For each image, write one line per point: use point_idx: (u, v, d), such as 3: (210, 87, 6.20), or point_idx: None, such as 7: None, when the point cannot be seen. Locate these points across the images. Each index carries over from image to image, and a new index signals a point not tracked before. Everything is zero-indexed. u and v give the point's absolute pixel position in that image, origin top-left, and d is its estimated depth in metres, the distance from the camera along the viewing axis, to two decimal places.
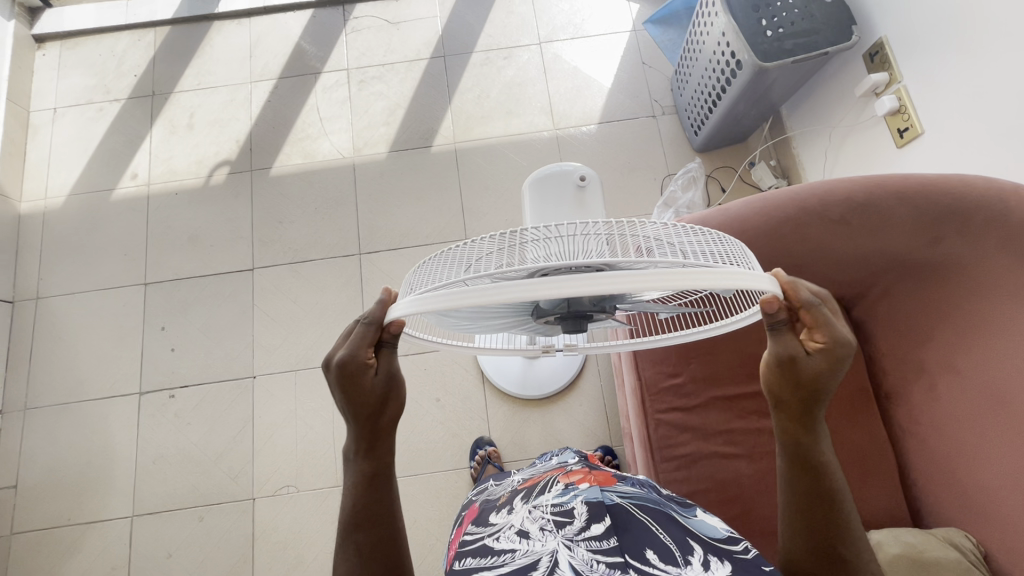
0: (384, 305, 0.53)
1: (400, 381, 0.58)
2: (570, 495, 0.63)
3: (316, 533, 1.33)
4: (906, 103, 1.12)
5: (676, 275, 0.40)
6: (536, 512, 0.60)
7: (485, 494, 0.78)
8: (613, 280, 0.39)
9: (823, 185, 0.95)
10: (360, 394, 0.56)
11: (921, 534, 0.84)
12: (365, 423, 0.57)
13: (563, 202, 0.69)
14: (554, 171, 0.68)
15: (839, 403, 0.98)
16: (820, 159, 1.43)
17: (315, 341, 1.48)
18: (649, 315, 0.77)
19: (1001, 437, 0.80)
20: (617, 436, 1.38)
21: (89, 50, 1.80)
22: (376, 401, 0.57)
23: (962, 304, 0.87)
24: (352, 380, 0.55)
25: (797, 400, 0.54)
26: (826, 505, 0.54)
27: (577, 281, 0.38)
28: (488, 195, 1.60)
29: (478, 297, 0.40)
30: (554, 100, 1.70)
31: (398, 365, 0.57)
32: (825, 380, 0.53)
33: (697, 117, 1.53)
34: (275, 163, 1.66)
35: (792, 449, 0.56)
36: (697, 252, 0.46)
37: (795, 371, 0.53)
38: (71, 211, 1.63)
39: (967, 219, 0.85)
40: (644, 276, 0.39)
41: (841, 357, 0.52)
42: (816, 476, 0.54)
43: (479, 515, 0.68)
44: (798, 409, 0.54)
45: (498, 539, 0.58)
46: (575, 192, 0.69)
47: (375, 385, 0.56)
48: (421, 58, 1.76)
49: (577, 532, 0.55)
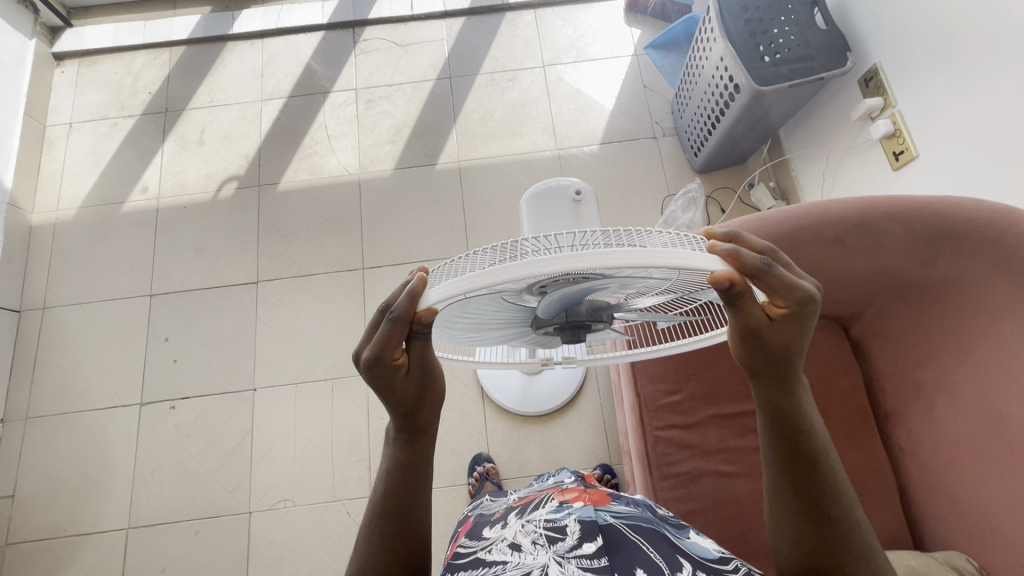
0: (413, 301, 0.48)
1: (434, 372, 0.56)
2: (564, 513, 0.63)
3: (312, 548, 1.31)
4: (901, 127, 1.15)
5: (660, 253, 0.42)
6: (529, 527, 0.61)
7: (481, 510, 0.78)
8: (605, 255, 0.41)
9: (818, 206, 0.96)
10: (395, 391, 0.54)
11: (923, 558, 0.81)
12: (402, 416, 0.57)
13: (560, 216, 0.70)
14: (551, 186, 0.70)
15: (838, 423, 0.98)
16: (818, 181, 1.46)
17: (317, 355, 1.49)
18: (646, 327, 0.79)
19: (1001, 458, 0.80)
20: (616, 455, 1.38)
21: (105, 67, 1.86)
22: (411, 397, 0.55)
23: (959, 324, 0.87)
24: (385, 378, 0.53)
25: (770, 368, 0.53)
26: (812, 471, 0.53)
27: (572, 256, 0.41)
28: (490, 212, 1.62)
29: (479, 281, 0.43)
30: (557, 121, 1.74)
31: (430, 355, 0.55)
32: (794, 344, 0.51)
33: (697, 139, 1.57)
34: (283, 178, 1.70)
35: (772, 417, 0.54)
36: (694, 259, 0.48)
37: (764, 341, 0.51)
38: (81, 223, 1.66)
39: (961, 239, 0.86)
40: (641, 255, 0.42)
41: (804, 315, 0.50)
42: (798, 442, 0.53)
43: (474, 529, 0.68)
44: (772, 375, 0.53)
45: (491, 552, 0.58)
46: (570, 206, 0.70)
47: (408, 383, 0.54)
48: (428, 79, 1.81)
49: (568, 549, 0.55)
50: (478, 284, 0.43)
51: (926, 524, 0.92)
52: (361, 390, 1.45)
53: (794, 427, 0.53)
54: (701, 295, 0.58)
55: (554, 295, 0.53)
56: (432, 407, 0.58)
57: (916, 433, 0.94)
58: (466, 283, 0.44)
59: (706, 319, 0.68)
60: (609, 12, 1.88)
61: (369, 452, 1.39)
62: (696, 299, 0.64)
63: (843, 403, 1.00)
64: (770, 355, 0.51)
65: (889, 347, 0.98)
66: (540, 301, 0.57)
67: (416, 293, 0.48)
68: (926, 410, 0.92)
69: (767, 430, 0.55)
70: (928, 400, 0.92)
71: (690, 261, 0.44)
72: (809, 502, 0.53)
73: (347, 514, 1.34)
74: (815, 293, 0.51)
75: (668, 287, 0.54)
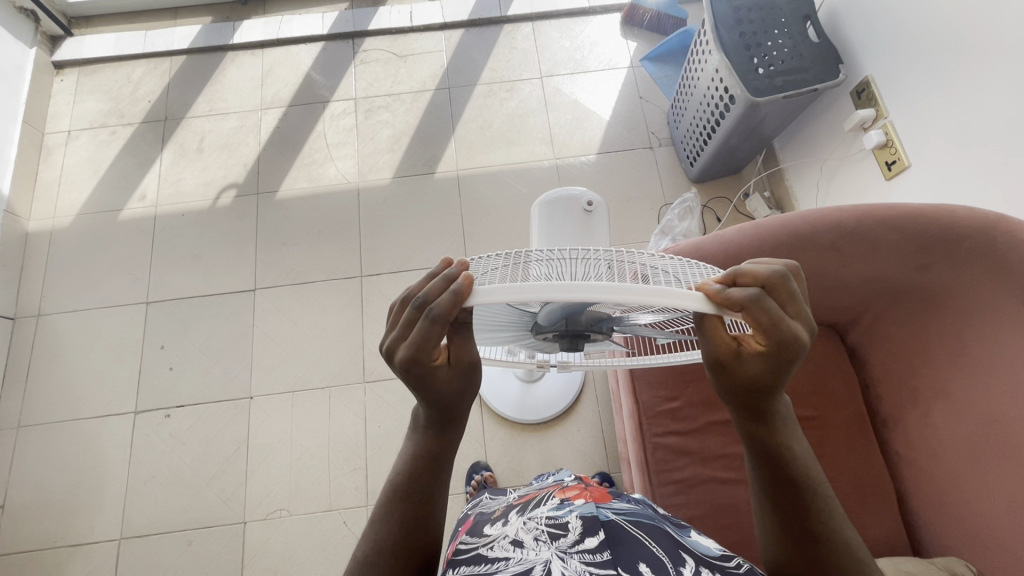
0: (456, 303, 0.46)
1: (476, 367, 0.57)
2: (565, 509, 0.63)
3: (307, 560, 1.30)
4: (893, 137, 1.17)
5: (660, 293, 0.41)
6: (530, 524, 0.61)
7: (480, 509, 0.78)
8: (602, 291, 0.41)
9: (814, 212, 0.97)
10: (436, 384, 0.55)
11: (921, 563, 0.82)
12: (437, 409, 0.58)
13: (570, 223, 0.71)
14: (563, 195, 0.72)
15: (836, 430, 0.99)
16: (813, 191, 1.48)
17: (314, 362, 1.49)
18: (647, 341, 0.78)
19: (996, 463, 0.81)
20: (614, 462, 1.37)
21: (105, 76, 1.87)
22: (450, 388, 0.56)
23: (953, 331, 0.88)
24: (419, 374, 0.53)
25: (746, 400, 0.54)
26: (793, 495, 0.54)
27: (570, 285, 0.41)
28: (489, 221, 1.63)
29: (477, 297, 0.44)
30: (555, 131, 1.75)
31: (473, 350, 0.55)
32: (769, 380, 0.52)
33: (693, 149, 1.59)
34: (282, 186, 1.70)
35: (752, 445, 0.56)
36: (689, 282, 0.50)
37: (738, 373, 0.52)
38: (79, 230, 1.66)
39: (954, 245, 0.87)
40: (628, 291, 0.40)
41: (784, 357, 0.49)
42: (777, 468, 0.54)
43: (474, 527, 0.68)
44: (752, 406, 0.54)
45: (492, 548, 0.58)
46: (581, 215, 0.72)
47: (447, 376, 0.55)
48: (427, 89, 1.83)
49: (571, 544, 0.55)
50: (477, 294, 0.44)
51: (925, 530, 0.92)
52: (358, 398, 1.45)
53: (773, 453, 0.54)
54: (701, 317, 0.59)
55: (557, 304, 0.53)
56: (468, 401, 0.59)
57: (913, 438, 0.94)
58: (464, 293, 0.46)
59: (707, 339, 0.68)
60: (607, 24, 1.91)
61: (367, 461, 1.38)
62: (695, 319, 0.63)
63: (841, 410, 1.00)
64: (740, 387, 0.53)
65: (886, 352, 0.99)
66: (542, 307, 0.57)
67: (460, 293, 0.45)
68: (922, 416, 0.93)
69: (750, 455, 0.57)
70: (925, 406, 0.92)
71: (694, 300, 0.43)
72: (792, 528, 0.54)
73: (344, 523, 1.33)
74: (803, 334, 0.49)
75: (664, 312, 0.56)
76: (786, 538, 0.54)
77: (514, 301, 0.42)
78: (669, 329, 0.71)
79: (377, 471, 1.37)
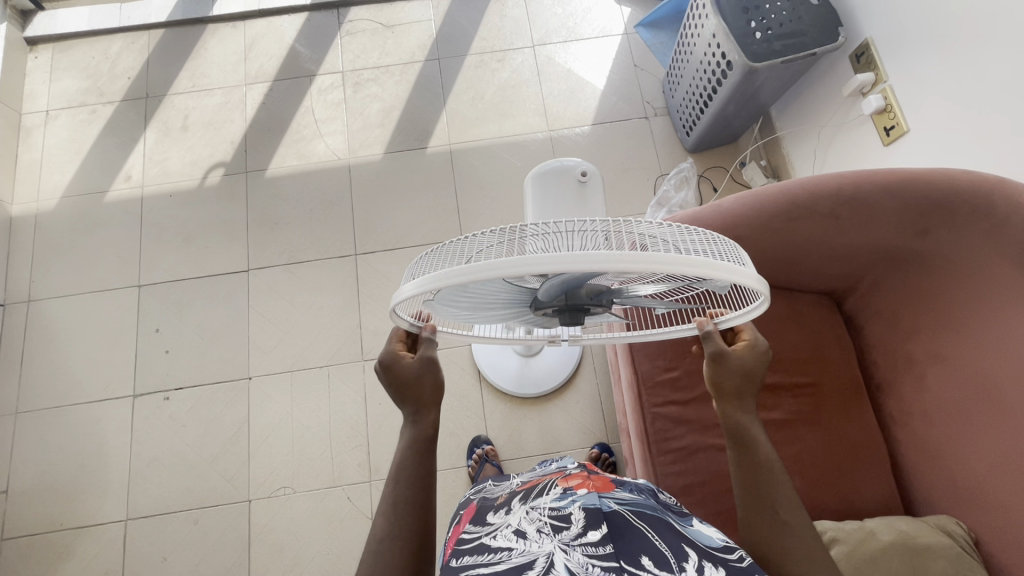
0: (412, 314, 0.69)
1: (434, 360, 0.65)
2: (568, 500, 0.63)
3: (313, 536, 1.32)
4: (892, 102, 1.15)
5: (661, 261, 0.45)
6: (534, 514, 0.61)
7: (483, 493, 0.79)
8: (608, 262, 0.43)
9: (813, 179, 0.96)
10: (394, 374, 0.65)
11: (914, 522, 0.87)
12: (409, 399, 0.65)
13: (566, 196, 0.71)
14: (554, 168, 0.70)
15: (832, 396, 1.00)
16: (810, 158, 1.47)
17: (312, 341, 1.48)
18: (647, 311, 0.78)
19: (989, 426, 0.83)
20: (614, 433, 1.40)
21: (81, 52, 1.80)
22: (407, 377, 0.64)
23: (950, 299, 0.89)
24: (389, 367, 0.65)
25: (732, 386, 0.63)
26: (766, 477, 0.60)
27: (577, 257, 0.43)
28: (483, 195, 1.61)
29: (480, 276, 0.45)
30: (548, 102, 1.72)
31: (433, 349, 0.65)
32: (748, 372, 0.63)
33: (688, 118, 1.56)
34: (271, 164, 1.66)
35: (733, 428, 0.63)
36: (691, 249, 0.49)
37: (729, 362, 0.62)
38: (64, 214, 1.62)
39: (953, 210, 0.87)
40: (633, 260, 0.44)
41: (759, 356, 0.64)
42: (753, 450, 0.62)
43: (477, 513, 0.69)
44: (733, 393, 0.63)
45: (496, 538, 0.59)
46: (576, 186, 0.71)
47: (409, 365, 0.64)
48: (416, 61, 1.78)
49: (573, 537, 0.56)
50: (480, 276, 0.45)
51: (919, 493, 0.94)
52: (357, 376, 1.45)
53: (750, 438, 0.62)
54: (701, 285, 0.58)
55: (557, 279, 0.53)
56: (433, 394, 0.66)
57: (907, 403, 0.96)
58: (461, 273, 0.46)
59: (709, 305, 0.69)
60: None
61: (368, 438, 1.39)
62: (695, 287, 0.63)
63: (837, 377, 1.01)
64: (730, 373, 0.62)
65: (884, 318, 0.99)
66: (541, 283, 0.57)
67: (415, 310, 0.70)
68: (917, 381, 0.94)
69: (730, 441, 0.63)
70: (918, 371, 0.94)
71: (689, 265, 0.46)
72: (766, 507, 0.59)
73: (347, 499, 1.34)
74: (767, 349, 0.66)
75: (663, 277, 0.56)
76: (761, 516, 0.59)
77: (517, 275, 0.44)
78: (669, 298, 0.71)
79: (380, 448, 1.38)
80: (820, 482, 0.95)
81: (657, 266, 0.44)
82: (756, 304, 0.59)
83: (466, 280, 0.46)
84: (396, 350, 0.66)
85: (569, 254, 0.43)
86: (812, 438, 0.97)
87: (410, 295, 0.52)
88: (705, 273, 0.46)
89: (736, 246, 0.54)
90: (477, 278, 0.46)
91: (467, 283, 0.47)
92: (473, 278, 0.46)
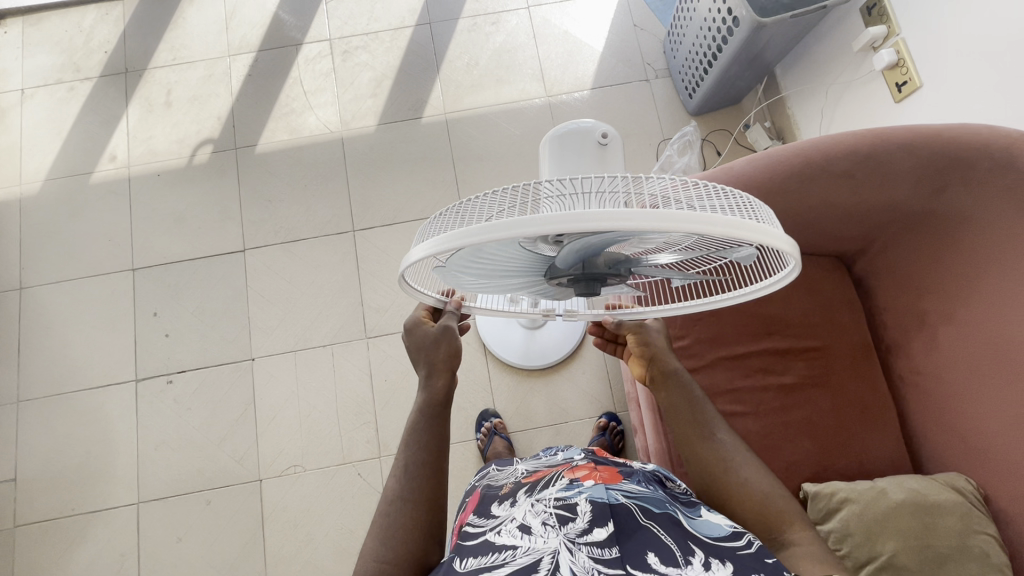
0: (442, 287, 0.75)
1: (450, 332, 0.69)
2: (575, 490, 0.64)
3: (326, 512, 1.33)
4: (905, 56, 1.11)
5: (683, 219, 0.42)
6: (538, 507, 0.62)
7: (488, 479, 0.79)
8: (625, 218, 0.41)
9: (828, 139, 0.94)
10: (416, 336, 0.69)
11: (923, 479, 0.88)
12: (424, 367, 0.69)
13: (585, 158, 0.70)
14: (575, 127, 0.69)
15: (844, 359, 1.00)
16: (816, 118, 1.43)
17: (314, 321, 1.46)
18: (665, 284, 0.77)
19: (1003, 382, 0.83)
20: (621, 402, 1.40)
21: (53, 26, 1.71)
22: (427, 339, 0.69)
23: (967, 255, 0.88)
24: (411, 329, 0.70)
25: (654, 352, 0.72)
26: (703, 416, 0.68)
27: (593, 214, 0.41)
28: (482, 166, 1.57)
29: (490, 236, 0.43)
30: (546, 66, 1.66)
31: (452, 322, 0.69)
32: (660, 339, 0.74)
33: (692, 79, 1.51)
34: (261, 140, 1.61)
35: (672, 382, 0.70)
36: (717, 207, 0.46)
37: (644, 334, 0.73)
38: (50, 198, 1.57)
39: (972, 166, 0.85)
40: (654, 218, 0.41)
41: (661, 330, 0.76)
42: (689, 394, 0.69)
43: (482, 503, 0.69)
44: (658, 357, 0.72)
45: (500, 534, 0.59)
46: (597, 148, 0.70)
47: (427, 330, 0.69)
48: (406, 26, 1.70)
49: (578, 535, 0.56)
50: (489, 236, 0.43)
51: (929, 451, 0.94)
52: (361, 353, 1.44)
53: (685, 386, 0.70)
54: (726, 254, 0.56)
55: (573, 243, 0.51)
56: (447, 372, 0.68)
57: (918, 363, 0.95)
58: (472, 233, 0.44)
59: (730, 279, 0.68)
60: None
61: (376, 416, 1.39)
62: (717, 258, 0.62)
63: (849, 338, 1.01)
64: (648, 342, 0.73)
65: (894, 279, 0.98)
66: (557, 250, 0.54)
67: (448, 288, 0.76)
68: (929, 342, 0.93)
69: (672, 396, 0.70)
70: (931, 332, 0.93)
71: (715, 226, 0.42)
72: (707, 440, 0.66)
73: (358, 476, 1.35)
74: None
75: (687, 241, 0.53)
76: (708, 447, 0.66)
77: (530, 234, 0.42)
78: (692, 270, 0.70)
79: (387, 425, 1.38)
80: (831, 445, 0.96)
81: (678, 226, 0.41)
82: (784, 272, 0.58)
83: (475, 241, 0.44)
84: (421, 316, 0.72)
85: (585, 212, 0.41)
86: (823, 401, 0.98)
87: (421, 257, 0.49)
88: (732, 234, 0.43)
89: (769, 211, 0.51)
90: (487, 239, 0.43)
91: (475, 245, 0.44)
92: (483, 239, 0.43)
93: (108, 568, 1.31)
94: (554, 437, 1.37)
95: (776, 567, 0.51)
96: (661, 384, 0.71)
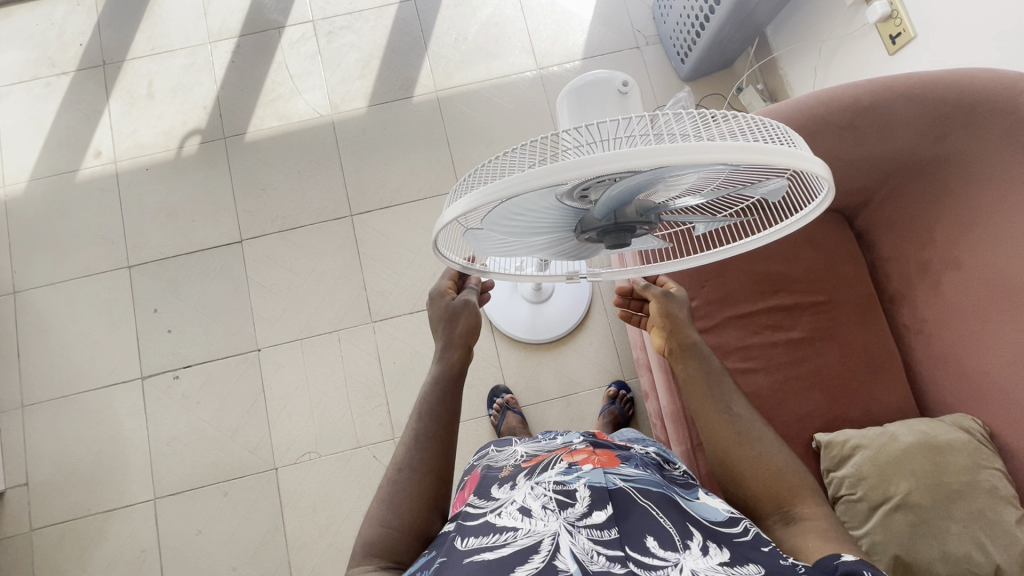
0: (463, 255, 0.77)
1: (470, 309, 0.72)
2: (573, 475, 0.62)
3: (343, 496, 1.34)
4: (898, 7, 1.11)
5: (711, 147, 0.42)
6: (538, 489, 0.60)
7: (488, 459, 0.78)
8: (649, 153, 0.41)
9: (830, 92, 0.96)
10: (437, 307, 0.72)
11: (928, 421, 0.91)
12: (443, 340, 0.71)
13: (608, 105, 0.75)
14: (595, 81, 0.74)
15: (850, 310, 1.01)
16: (810, 76, 1.43)
17: (318, 308, 1.46)
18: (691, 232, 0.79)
19: (1006, 319, 0.86)
20: (629, 369, 1.42)
21: (23, 20, 1.65)
22: (447, 313, 0.71)
23: (964, 199, 0.91)
24: (436, 298, 0.73)
25: (678, 320, 0.74)
26: (721, 385, 0.70)
27: (619, 152, 0.41)
28: (476, 143, 1.56)
29: (517, 185, 0.43)
30: (535, 38, 1.63)
31: (472, 299, 0.72)
32: (683, 307, 0.75)
33: (684, 44, 1.50)
34: (249, 128, 1.58)
35: (692, 351, 0.72)
36: (742, 133, 0.47)
37: (669, 300, 0.75)
38: (36, 198, 1.54)
39: (973, 109, 0.89)
40: (682, 151, 0.41)
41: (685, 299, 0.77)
42: (708, 366, 0.71)
43: (482, 484, 0.68)
44: (680, 325, 0.73)
45: (500, 515, 0.57)
46: (618, 98, 0.75)
47: (449, 303, 0.72)
48: (390, 3, 1.66)
49: (578, 517, 0.54)
50: (516, 188, 0.43)
51: (933, 397, 0.97)
52: (368, 338, 1.44)
53: (704, 358, 0.71)
54: (753, 189, 0.57)
55: (607, 190, 0.51)
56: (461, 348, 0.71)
57: (921, 311, 0.97)
58: (500, 188, 0.44)
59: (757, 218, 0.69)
60: None
61: (387, 398, 1.40)
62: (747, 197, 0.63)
63: (854, 290, 1.02)
64: (672, 309, 0.74)
65: (894, 231, 1.00)
66: (586, 204, 0.55)
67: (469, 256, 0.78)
68: (933, 289, 0.95)
69: (691, 366, 0.71)
70: (935, 278, 0.95)
71: (741, 151, 0.42)
72: (722, 408, 0.68)
73: (374, 458, 1.36)
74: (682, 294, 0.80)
75: (716, 176, 0.54)
76: (723, 414, 0.67)
77: (561, 179, 0.42)
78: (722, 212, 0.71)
79: (398, 407, 1.39)
80: (840, 395, 0.98)
81: (705, 154, 0.41)
82: (814, 202, 0.58)
83: (503, 196, 0.44)
84: (445, 286, 0.74)
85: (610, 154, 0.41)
86: (830, 352, 0.99)
87: (456, 215, 0.48)
88: (759, 159, 0.43)
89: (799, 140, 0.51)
90: (515, 191, 0.43)
91: (503, 200, 0.44)
92: (511, 193, 0.43)
93: (129, 564, 1.32)
94: (566, 408, 1.39)
95: (772, 556, 0.52)
96: (681, 353, 0.72)
